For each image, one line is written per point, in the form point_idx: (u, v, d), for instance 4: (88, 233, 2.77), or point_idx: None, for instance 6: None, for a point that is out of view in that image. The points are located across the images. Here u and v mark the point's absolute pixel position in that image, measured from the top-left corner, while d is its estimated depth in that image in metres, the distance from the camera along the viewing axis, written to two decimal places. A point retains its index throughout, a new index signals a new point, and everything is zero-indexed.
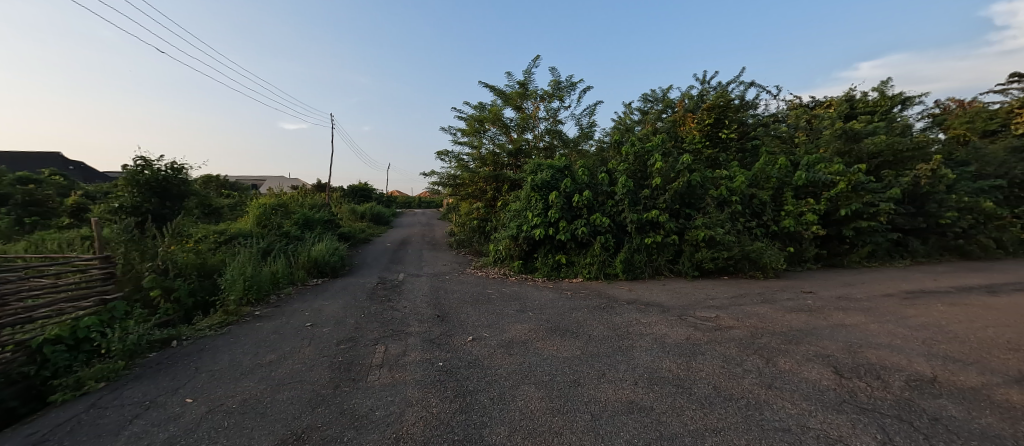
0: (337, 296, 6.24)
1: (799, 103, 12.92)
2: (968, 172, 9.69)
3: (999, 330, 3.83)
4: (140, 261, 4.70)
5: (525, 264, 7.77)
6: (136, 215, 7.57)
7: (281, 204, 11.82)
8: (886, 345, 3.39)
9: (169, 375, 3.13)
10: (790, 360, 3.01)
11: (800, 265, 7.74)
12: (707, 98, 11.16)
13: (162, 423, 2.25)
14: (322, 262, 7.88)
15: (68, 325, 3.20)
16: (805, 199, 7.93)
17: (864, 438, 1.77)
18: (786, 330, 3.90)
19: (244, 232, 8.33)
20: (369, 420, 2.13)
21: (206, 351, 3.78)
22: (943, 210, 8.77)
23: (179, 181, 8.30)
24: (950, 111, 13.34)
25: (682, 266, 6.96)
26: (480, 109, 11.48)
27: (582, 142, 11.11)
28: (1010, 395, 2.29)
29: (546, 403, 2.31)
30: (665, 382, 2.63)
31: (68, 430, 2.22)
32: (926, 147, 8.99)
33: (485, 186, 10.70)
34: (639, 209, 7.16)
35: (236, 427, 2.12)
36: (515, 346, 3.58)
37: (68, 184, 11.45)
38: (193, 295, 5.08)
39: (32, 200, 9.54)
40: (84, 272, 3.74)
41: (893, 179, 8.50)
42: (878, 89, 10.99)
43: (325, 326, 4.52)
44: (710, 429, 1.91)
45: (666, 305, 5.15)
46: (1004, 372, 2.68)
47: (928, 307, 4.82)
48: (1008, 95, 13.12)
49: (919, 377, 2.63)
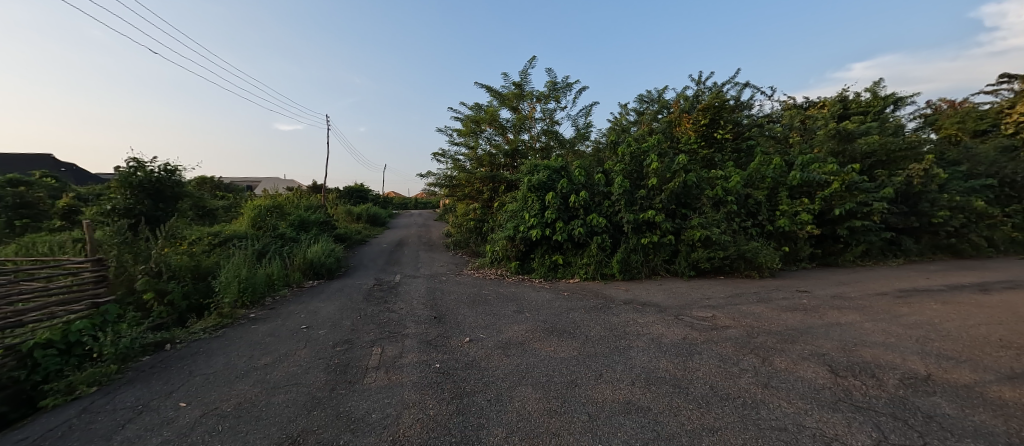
0: (333, 298, 6.21)
1: (794, 103, 13.07)
2: (959, 171, 9.84)
3: (992, 328, 3.87)
4: (133, 263, 4.63)
5: (521, 265, 7.78)
6: (128, 217, 7.48)
7: (276, 205, 11.74)
8: (881, 343, 3.42)
9: (163, 379, 3.09)
10: (786, 359, 3.03)
11: (795, 264, 7.81)
12: (702, 99, 11.23)
13: (155, 428, 2.22)
14: (318, 263, 7.84)
15: (60, 329, 3.13)
16: (799, 198, 7.96)
17: (860, 437, 1.78)
18: (781, 329, 3.91)
19: (239, 233, 8.29)
20: (366, 423, 2.11)
21: (200, 354, 3.74)
22: (934, 209, 8.88)
23: (173, 182, 8.18)
24: (941, 111, 13.54)
25: (678, 266, 7.01)
26: (476, 109, 11.53)
27: (578, 142, 11.19)
28: (1002, 392, 2.32)
29: (544, 404, 2.31)
30: (663, 382, 2.63)
31: (59, 435, 2.18)
32: (918, 147, 9.14)
33: (481, 187, 10.67)
34: (635, 209, 7.19)
35: (230, 431, 2.10)
36: (512, 347, 3.57)
37: (59, 186, 11.30)
38: (187, 297, 5.04)
39: (22, 203, 9.39)
40: (75, 275, 3.67)
41: (886, 179, 8.58)
42: (871, 90, 11.14)
43: (321, 329, 4.48)
44: (708, 429, 1.92)
45: (662, 305, 5.16)
46: (997, 370, 2.71)
47: (921, 305, 4.86)
48: (1000, 96, 13.28)
49: (913, 375, 2.65)
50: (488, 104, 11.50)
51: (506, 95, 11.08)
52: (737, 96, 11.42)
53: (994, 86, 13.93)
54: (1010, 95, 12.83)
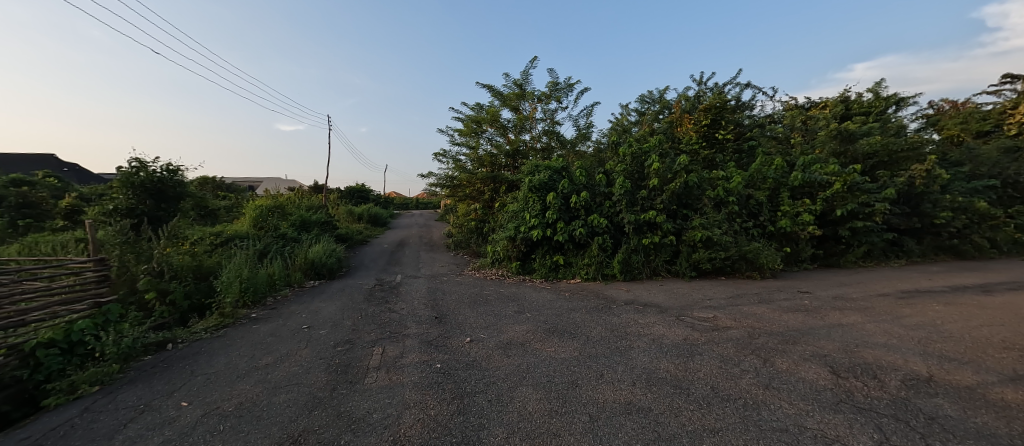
0: (334, 298, 6.23)
1: (795, 103, 13.06)
2: (961, 172, 9.82)
3: (994, 329, 3.85)
4: (135, 264, 4.63)
5: (523, 265, 7.78)
6: (131, 217, 7.52)
7: (278, 205, 11.77)
8: (883, 344, 3.41)
9: (164, 379, 3.10)
10: (787, 361, 3.02)
11: (797, 265, 7.78)
12: (703, 99, 11.22)
13: (157, 427, 2.23)
14: (319, 263, 7.86)
15: (62, 329, 3.14)
16: (801, 199, 7.94)
17: (861, 439, 1.78)
18: (783, 330, 3.90)
19: (240, 234, 8.30)
20: (367, 422, 2.12)
21: (201, 354, 3.75)
22: (937, 210, 8.83)
23: (175, 182, 8.22)
24: (944, 112, 13.52)
25: (679, 267, 7.00)
26: (476, 110, 11.58)
27: (580, 142, 11.20)
28: (1005, 394, 2.30)
29: (544, 404, 2.31)
30: (664, 383, 2.63)
31: (61, 435, 2.19)
32: (920, 147, 9.10)
33: (483, 187, 10.68)
34: (637, 210, 7.18)
35: (232, 430, 2.11)
36: (512, 348, 3.58)
37: (62, 186, 11.34)
38: (188, 297, 5.06)
39: (26, 203, 9.42)
40: (77, 275, 3.69)
41: (888, 180, 8.57)
42: (874, 90, 11.09)
43: (322, 329, 4.49)
44: (708, 430, 1.91)
45: (663, 306, 5.15)
46: (999, 371, 2.69)
47: (923, 307, 4.85)
48: (1002, 96, 13.21)
49: (915, 376, 2.65)
50: (489, 104, 11.51)
51: (507, 95, 11.08)
52: (738, 96, 11.42)
53: (997, 86, 13.83)
54: (1013, 95, 12.77)
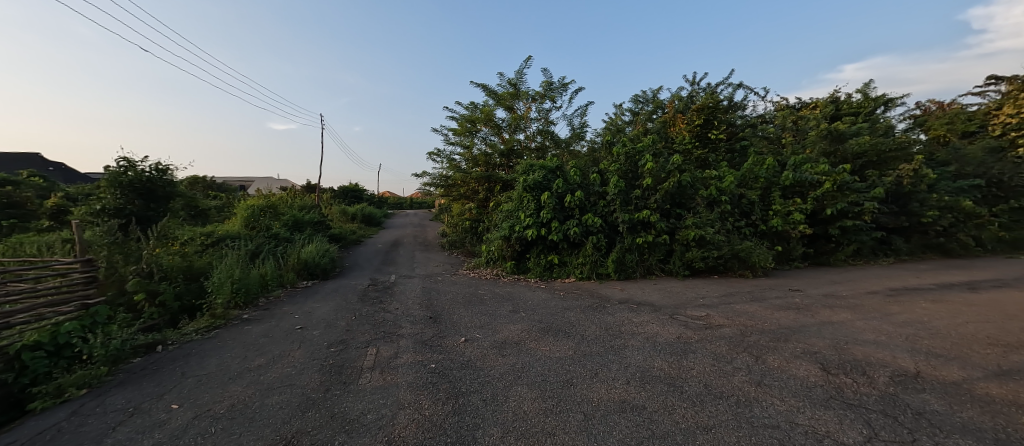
0: (328, 298, 6.18)
1: (786, 103, 13.21)
2: (947, 172, 10.01)
3: (980, 326, 3.93)
4: (124, 264, 4.56)
5: (518, 265, 7.79)
6: (119, 217, 7.39)
7: (270, 204, 11.65)
8: (872, 341, 3.47)
9: (153, 381, 3.05)
10: (779, 358, 3.06)
11: (788, 263, 7.89)
12: (696, 99, 11.33)
13: (147, 430, 2.20)
14: (312, 263, 7.80)
15: (48, 330, 3.07)
16: (792, 198, 8.04)
17: (851, 434, 1.81)
18: (774, 328, 3.95)
19: (232, 234, 8.19)
20: (361, 424, 2.10)
21: (193, 355, 3.70)
22: (924, 209, 9.01)
23: (164, 182, 8.10)
24: (930, 112, 13.77)
25: (673, 266, 7.05)
26: (470, 109, 11.55)
27: (574, 142, 11.23)
28: (990, 389, 2.36)
29: (539, 403, 2.31)
30: (657, 381, 2.65)
31: (47, 439, 2.15)
32: (908, 147, 9.26)
33: (477, 187, 10.70)
34: (630, 209, 7.23)
35: (224, 433, 2.08)
36: (507, 347, 3.58)
37: (47, 186, 11.11)
38: (178, 298, 4.99)
39: (10, 203, 9.22)
40: (64, 276, 3.62)
41: (876, 179, 8.71)
42: (863, 91, 11.26)
43: (315, 330, 4.45)
44: (701, 427, 1.93)
45: (657, 304, 5.19)
46: (984, 367, 2.76)
47: (911, 304, 4.95)
48: (986, 97, 13.50)
49: (903, 372, 2.70)
50: (484, 103, 11.49)
51: (501, 95, 11.07)
52: (730, 96, 11.53)
53: (981, 87, 14.13)
54: (997, 96, 13.04)
